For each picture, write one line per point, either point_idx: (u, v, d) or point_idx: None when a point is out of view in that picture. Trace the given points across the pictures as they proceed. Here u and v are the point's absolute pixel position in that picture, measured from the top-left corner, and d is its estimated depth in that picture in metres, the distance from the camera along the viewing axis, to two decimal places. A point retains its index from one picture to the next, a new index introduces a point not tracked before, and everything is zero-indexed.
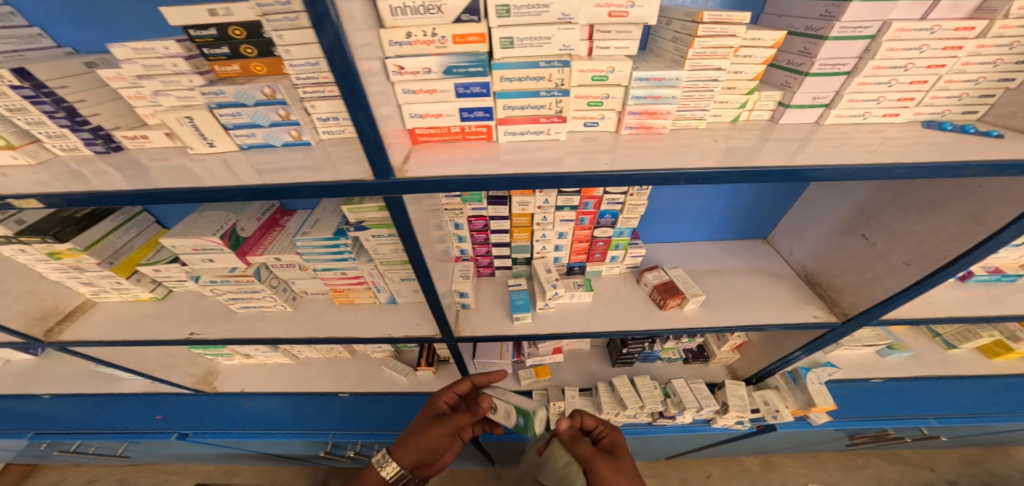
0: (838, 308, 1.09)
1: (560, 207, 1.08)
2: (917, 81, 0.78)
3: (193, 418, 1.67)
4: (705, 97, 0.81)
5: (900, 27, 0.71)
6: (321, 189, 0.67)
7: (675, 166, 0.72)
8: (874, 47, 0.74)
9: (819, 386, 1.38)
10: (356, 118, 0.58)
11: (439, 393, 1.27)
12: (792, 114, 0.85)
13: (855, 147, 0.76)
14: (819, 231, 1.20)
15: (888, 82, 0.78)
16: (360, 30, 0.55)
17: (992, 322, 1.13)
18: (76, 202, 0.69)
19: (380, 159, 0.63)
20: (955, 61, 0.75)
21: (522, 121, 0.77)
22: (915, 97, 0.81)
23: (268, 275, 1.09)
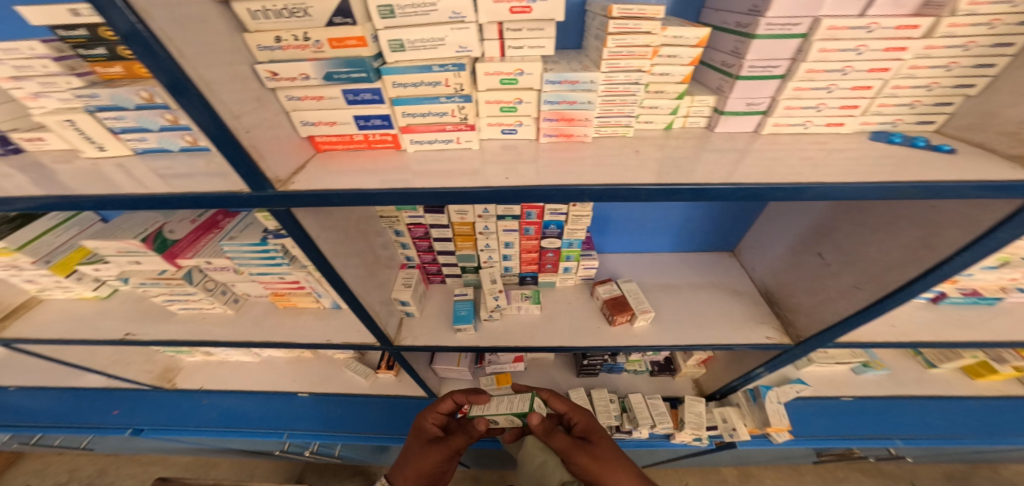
0: (791, 329, 0.95)
1: (501, 217, 1.02)
2: (860, 87, 0.64)
3: (148, 414, 1.69)
4: (628, 103, 0.72)
5: (832, 24, 0.57)
6: (200, 200, 0.64)
7: (579, 180, 0.66)
8: (806, 47, 0.60)
9: (777, 405, 1.31)
10: (198, 119, 0.51)
11: (425, 414, 1.16)
12: (727, 122, 0.72)
13: (799, 159, 0.66)
14: (777, 245, 1.03)
15: (826, 87, 0.64)
16: (205, 36, 0.51)
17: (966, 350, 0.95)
18: None
19: (247, 172, 0.59)
20: (899, 64, 0.61)
21: (427, 129, 0.73)
22: (860, 104, 0.66)
23: (201, 279, 1.07)
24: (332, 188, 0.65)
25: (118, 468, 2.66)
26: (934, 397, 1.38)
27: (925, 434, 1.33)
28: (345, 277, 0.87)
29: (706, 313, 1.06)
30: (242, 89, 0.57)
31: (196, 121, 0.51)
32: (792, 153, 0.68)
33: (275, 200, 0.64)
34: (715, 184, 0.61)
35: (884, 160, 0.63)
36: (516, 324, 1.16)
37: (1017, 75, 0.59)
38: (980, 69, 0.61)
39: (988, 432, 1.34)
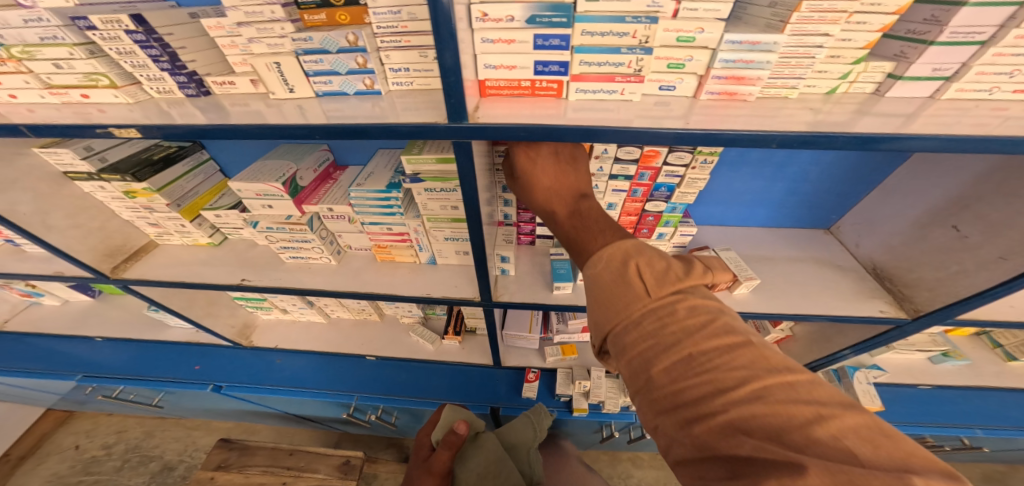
0: (908, 303, 0.94)
1: (614, 176, 1.02)
2: None
3: (227, 372, 1.73)
4: (803, 65, 0.73)
5: None
6: (393, 130, 0.67)
7: (765, 128, 0.66)
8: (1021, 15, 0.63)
9: (865, 386, 1.29)
10: (442, 59, 0.58)
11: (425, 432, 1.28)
12: (902, 87, 0.75)
13: (974, 124, 0.66)
14: (893, 222, 1.03)
15: None
16: None
17: None
18: (170, 134, 0.74)
19: (456, 102, 0.62)
20: None
21: (597, 78, 0.74)
22: None
23: (318, 227, 1.11)
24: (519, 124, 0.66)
25: (163, 432, 2.74)
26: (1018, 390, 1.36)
27: (1009, 426, 1.32)
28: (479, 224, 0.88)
29: (812, 284, 1.05)
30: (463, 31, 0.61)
31: (438, 47, 0.56)
32: (962, 120, 0.68)
33: (466, 132, 0.66)
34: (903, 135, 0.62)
35: None
36: None
37: None
38: None
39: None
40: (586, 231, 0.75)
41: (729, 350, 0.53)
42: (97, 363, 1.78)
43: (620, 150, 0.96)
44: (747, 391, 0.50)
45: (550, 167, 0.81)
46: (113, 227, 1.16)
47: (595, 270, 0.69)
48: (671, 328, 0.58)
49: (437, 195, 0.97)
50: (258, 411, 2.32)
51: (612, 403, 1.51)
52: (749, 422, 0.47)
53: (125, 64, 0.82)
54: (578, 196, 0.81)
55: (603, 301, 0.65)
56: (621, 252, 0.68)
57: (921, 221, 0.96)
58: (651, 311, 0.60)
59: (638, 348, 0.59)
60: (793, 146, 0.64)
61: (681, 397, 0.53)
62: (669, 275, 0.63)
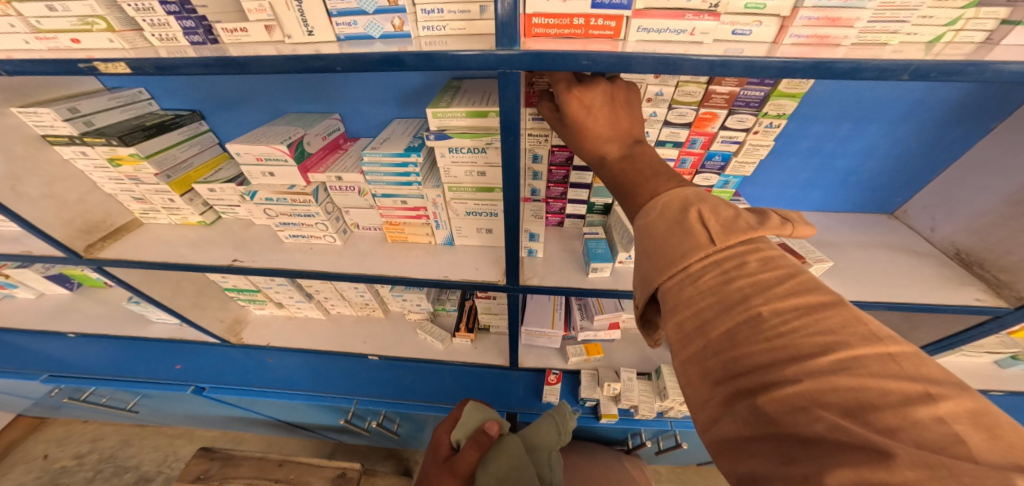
0: (1010, 290, 0.83)
1: (662, 142, 0.90)
2: None
3: (212, 372, 1.58)
4: (909, 4, 0.62)
5: None
6: (429, 57, 0.56)
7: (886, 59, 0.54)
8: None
9: None
10: None
11: (443, 429, 1.10)
12: (1023, 35, 0.62)
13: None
14: (976, 200, 0.91)
15: None
16: None
17: None
18: (167, 69, 0.62)
19: (513, 18, 0.52)
20: None
21: (663, 14, 0.64)
22: None
23: (325, 199, 0.98)
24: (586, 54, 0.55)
25: (142, 440, 2.54)
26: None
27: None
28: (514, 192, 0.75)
29: (888, 271, 0.93)
30: None
31: None
32: None
33: (516, 60, 0.56)
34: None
35: None
36: None
37: None
38: None
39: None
40: (638, 178, 0.64)
41: (810, 310, 0.41)
42: (70, 362, 1.63)
43: (671, 112, 0.84)
44: (831, 361, 0.37)
45: (602, 106, 0.66)
46: (94, 201, 1.02)
47: (645, 220, 0.57)
48: (735, 283, 0.46)
49: (463, 156, 0.85)
50: (247, 418, 2.14)
51: (646, 408, 1.38)
52: (829, 394, 0.36)
53: (126, 8, 0.68)
54: (631, 139, 0.68)
55: (652, 250, 0.54)
56: (677, 200, 0.55)
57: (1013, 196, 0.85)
58: (715, 263, 0.48)
59: (690, 303, 0.48)
60: (927, 77, 0.53)
61: (743, 362, 0.42)
62: (739, 222, 0.50)
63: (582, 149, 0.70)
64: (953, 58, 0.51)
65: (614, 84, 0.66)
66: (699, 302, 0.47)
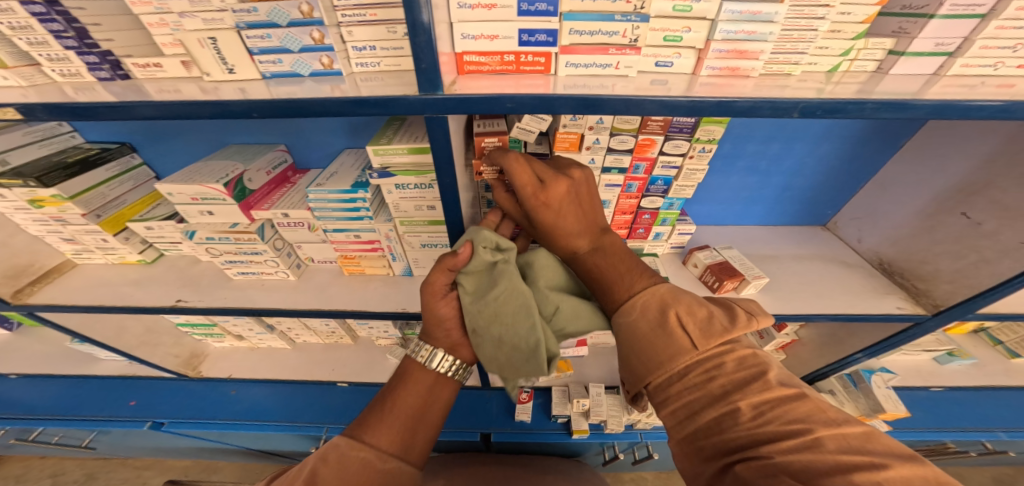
0: (927, 299, 0.90)
1: (607, 169, 0.93)
2: None
3: (171, 406, 1.50)
4: (807, 37, 0.68)
5: None
6: (349, 101, 0.55)
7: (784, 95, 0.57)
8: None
9: (885, 390, 1.17)
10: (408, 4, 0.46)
11: None
12: (903, 65, 0.69)
13: (995, 85, 0.64)
14: (895, 212, 0.99)
15: None
16: None
17: None
18: (68, 116, 0.59)
19: (429, 69, 0.52)
20: None
21: (588, 49, 0.65)
22: None
23: (272, 236, 0.95)
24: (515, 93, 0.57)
25: (109, 472, 2.40)
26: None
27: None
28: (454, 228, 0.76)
29: (821, 284, 0.99)
30: None
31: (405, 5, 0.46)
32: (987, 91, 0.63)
33: (445, 103, 0.55)
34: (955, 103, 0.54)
35: None
36: None
37: None
38: None
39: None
40: (613, 274, 0.68)
41: (778, 402, 0.49)
42: (13, 404, 1.52)
43: (613, 139, 0.87)
44: (797, 440, 0.45)
45: (568, 204, 0.67)
46: (18, 244, 0.96)
47: (626, 318, 0.62)
48: (715, 380, 0.54)
49: (410, 193, 0.84)
50: (217, 449, 2.05)
51: (615, 422, 1.40)
52: (793, 466, 0.43)
53: (19, 43, 0.63)
54: (600, 231, 0.72)
55: (640, 350, 0.60)
56: (655, 299, 0.62)
57: (925, 210, 0.92)
58: (700, 365, 0.56)
59: (678, 394, 0.56)
60: (818, 115, 0.56)
61: (724, 444, 0.50)
62: (714, 324, 0.57)
63: (555, 247, 0.72)
64: (835, 96, 0.54)
65: (578, 181, 0.67)
66: (686, 394, 0.55)
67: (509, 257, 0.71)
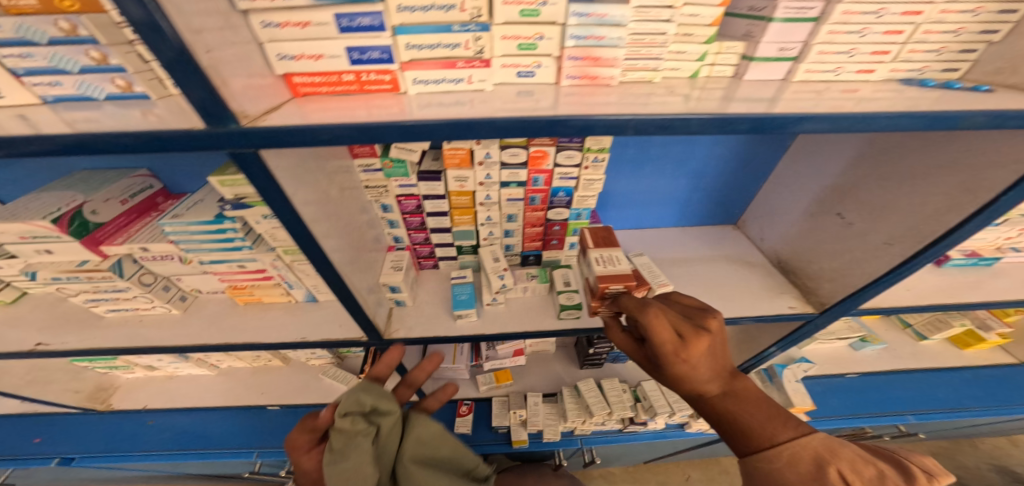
0: (815, 297, 0.96)
1: (506, 183, 0.96)
2: (891, 31, 0.65)
3: (81, 440, 1.42)
4: (657, 43, 0.68)
5: None
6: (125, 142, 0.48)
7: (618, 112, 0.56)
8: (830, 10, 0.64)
9: (796, 385, 1.25)
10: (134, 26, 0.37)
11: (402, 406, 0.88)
12: (757, 69, 0.73)
13: (842, 91, 0.70)
14: (789, 213, 1.07)
15: (859, 31, 0.66)
16: None
17: (973, 309, 1.01)
18: None
19: (202, 99, 0.44)
20: (914, 26, 0.65)
21: (433, 65, 0.60)
22: (891, 50, 0.68)
23: (135, 271, 0.96)
24: (368, 114, 0.57)
25: None
26: (937, 370, 1.43)
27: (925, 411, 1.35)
28: (331, 256, 0.75)
29: (726, 287, 1.03)
30: (212, 6, 0.45)
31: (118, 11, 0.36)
32: None
33: (238, 140, 0.49)
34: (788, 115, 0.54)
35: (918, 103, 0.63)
36: (521, 308, 1.13)
37: None
38: (1004, 15, 0.64)
39: (992, 403, 1.37)
40: (755, 425, 0.67)
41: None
42: None
43: (505, 154, 0.89)
44: None
45: (705, 357, 0.67)
46: None
47: (774, 464, 0.63)
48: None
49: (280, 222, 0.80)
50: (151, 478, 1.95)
51: (551, 431, 1.39)
52: None
53: None
54: (727, 374, 0.71)
55: None
56: (809, 451, 0.61)
57: (810, 211, 1.00)
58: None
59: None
60: (651, 132, 0.56)
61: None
62: (888, 484, 0.57)
63: (681, 389, 0.72)
64: (660, 113, 0.54)
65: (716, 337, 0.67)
66: None
67: (371, 429, 0.70)
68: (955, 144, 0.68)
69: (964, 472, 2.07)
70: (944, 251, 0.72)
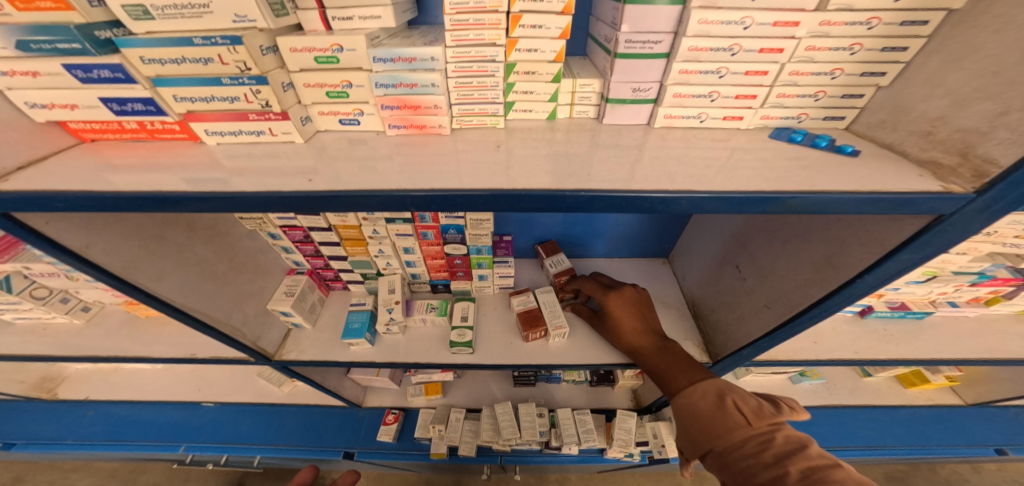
0: (711, 348, 0.97)
1: (390, 219, 0.93)
2: (752, 71, 0.54)
3: (25, 429, 1.50)
4: (488, 86, 0.58)
5: (703, 17, 0.50)
6: None
7: (408, 182, 0.53)
8: (684, 17, 0.50)
9: None
10: None
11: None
12: (615, 112, 0.63)
13: (711, 141, 0.60)
14: (702, 255, 1.07)
15: (716, 70, 0.55)
16: None
17: (882, 365, 1.02)
18: None
19: None
20: (779, 66, 0.54)
21: (220, 117, 0.55)
22: (758, 94, 0.57)
23: (28, 285, 1.02)
24: (172, 161, 0.55)
25: (35, 476, 2.29)
26: (867, 407, 1.57)
27: (845, 445, 1.50)
28: (181, 300, 0.76)
29: None
30: None
31: None
32: (667, 164, 0.56)
33: None
34: (594, 194, 0.50)
35: (790, 161, 0.54)
36: (419, 338, 1.11)
37: (932, 63, 0.50)
38: (889, 53, 0.52)
39: (912, 441, 1.51)
40: (674, 366, 0.80)
41: (813, 472, 0.55)
42: None
43: None
44: None
45: (631, 309, 0.94)
46: None
47: (688, 398, 0.72)
48: (763, 453, 0.60)
49: None
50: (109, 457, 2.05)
51: (466, 448, 1.39)
52: None
53: None
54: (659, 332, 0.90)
55: (693, 425, 0.69)
56: (713, 386, 0.71)
57: (717, 257, 1.00)
58: (755, 441, 0.62)
59: (738, 464, 0.62)
60: (431, 208, 0.52)
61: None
62: (767, 409, 0.64)
63: (624, 342, 0.92)
64: (445, 189, 0.51)
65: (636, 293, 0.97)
66: (753, 467, 0.60)
67: None
68: (822, 218, 0.67)
69: None
70: (808, 323, 0.72)
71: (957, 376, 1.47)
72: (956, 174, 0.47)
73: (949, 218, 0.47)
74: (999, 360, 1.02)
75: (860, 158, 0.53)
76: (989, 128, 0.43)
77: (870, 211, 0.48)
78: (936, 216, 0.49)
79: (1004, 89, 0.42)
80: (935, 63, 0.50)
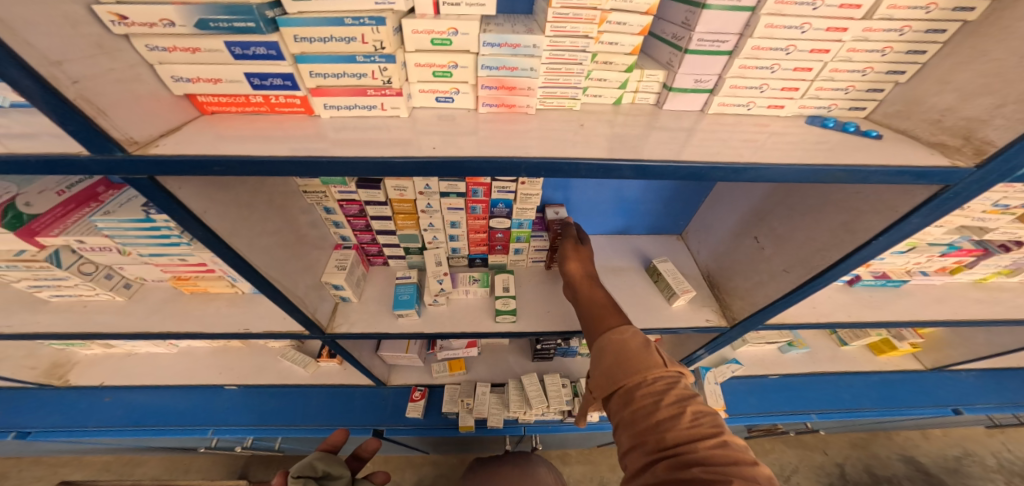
0: (728, 312, 1.11)
1: (445, 193, 0.96)
2: (800, 68, 0.66)
3: (41, 415, 1.49)
4: (574, 72, 0.67)
5: (770, 22, 0.60)
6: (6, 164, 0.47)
7: (514, 153, 0.60)
8: (753, 22, 0.61)
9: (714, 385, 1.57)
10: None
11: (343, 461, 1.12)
12: (676, 99, 0.73)
13: (753, 126, 0.71)
14: (721, 230, 1.19)
15: (770, 67, 0.66)
16: None
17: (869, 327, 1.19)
18: None
19: (80, 130, 0.45)
20: (823, 64, 0.65)
21: (342, 92, 0.62)
22: (800, 87, 0.69)
23: (75, 261, 1.00)
24: (283, 133, 0.60)
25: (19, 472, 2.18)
26: (844, 372, 1.78)
27: (829, 408, 1.69)
28: (263, 269, 0.79)
29: (651, 294, 1.19)
30: (79, 34, 0.46)
31: None
32: (725, 141, 0.67)
33: (132, 166, 0.51)
34: (679, 165, 0.60)
35: (822, 143, 0.66)
36: (461, 309, 1.19)
37: (946, 64, 0.63)
38: (911, 56, 0.64)
39: (882, 403, 1.73)
40: (606, 310, 0.87)
41: (703, 414, 0.65)
42: None
43: (443, 182, 0.93)
44: (715, 441, 0.60)
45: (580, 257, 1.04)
46: None
47: (620, 336, 0.78)
48: (668, 391, 0.68)
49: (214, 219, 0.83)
50: (107, 449, 1.99)
51: (495, 420, 1.48)
52: (719, 455, 0.58)
53: None
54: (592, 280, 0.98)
55: (621, 358, 0.75)
56: (642, 334, 0.78)
57: (736, 230, 1.13)
58: (665, 380, 0.70)
59: (643, 402, 0.69)
60: (542, 174, 0.60)
61: (666, 441, 0.63)
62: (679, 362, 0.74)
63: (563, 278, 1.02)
64: (552, 158, 0.59)
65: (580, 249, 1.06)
66: (653, 404, 0.68)
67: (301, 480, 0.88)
68: (839, 189, 0.79)
69: (875, 460, 2.48)
70: (822, 282, 0.86)
71: (919, 341, 1.69)
72: (960, 152, 0.60)
73: (953, 187, 0.60)
74: (962, 321, 1.20)
75: (882, 141, 0.65)
76: (989, 117, 0.57)
77: (897, 181, 0.60)
78: (942, 186, 0.62)
79: (1005, 86, 0.56)
80: (948, 63, 0.63)
